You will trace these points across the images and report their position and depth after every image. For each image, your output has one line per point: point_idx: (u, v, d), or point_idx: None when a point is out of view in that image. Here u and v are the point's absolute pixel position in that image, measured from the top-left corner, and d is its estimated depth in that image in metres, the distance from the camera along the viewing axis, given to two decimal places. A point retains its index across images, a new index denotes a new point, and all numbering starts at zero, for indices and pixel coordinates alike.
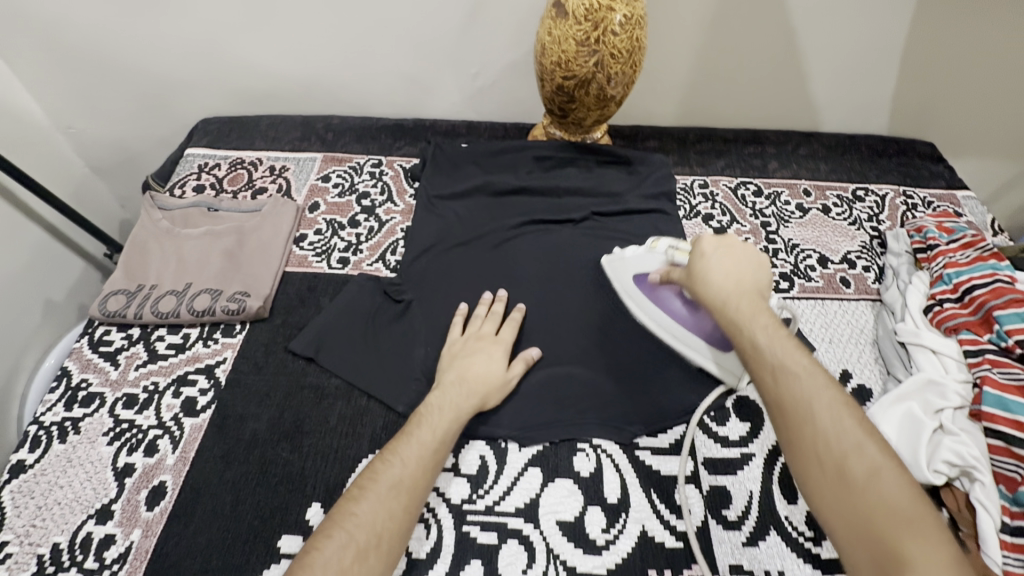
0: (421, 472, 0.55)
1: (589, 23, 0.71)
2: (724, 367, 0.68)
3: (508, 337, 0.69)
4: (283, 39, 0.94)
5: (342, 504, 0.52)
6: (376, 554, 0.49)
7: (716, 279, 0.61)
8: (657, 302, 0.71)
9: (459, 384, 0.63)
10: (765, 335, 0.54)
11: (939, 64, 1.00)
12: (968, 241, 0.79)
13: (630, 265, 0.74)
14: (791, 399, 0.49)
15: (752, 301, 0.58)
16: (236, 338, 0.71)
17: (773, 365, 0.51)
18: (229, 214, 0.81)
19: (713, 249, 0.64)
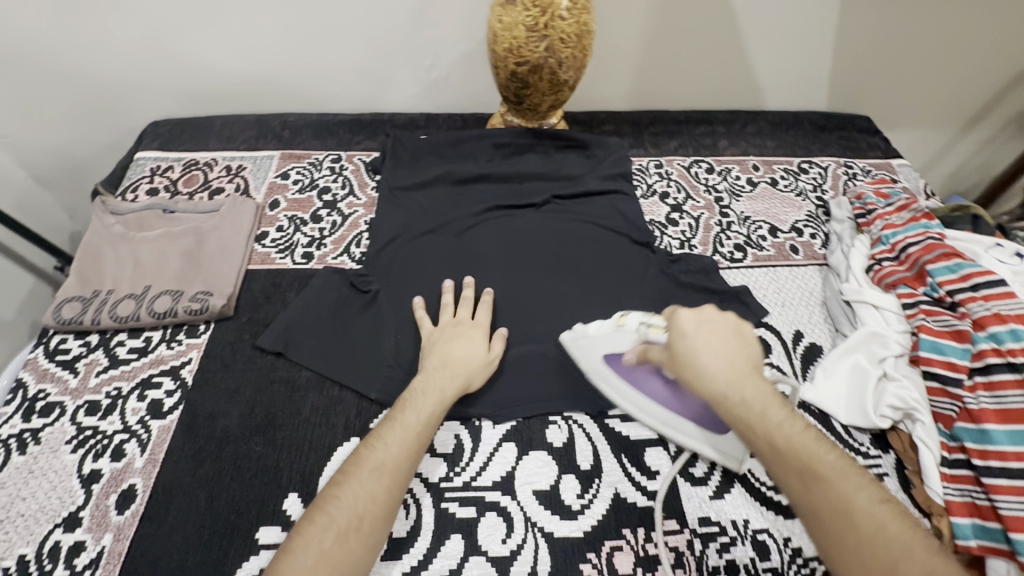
0: (405, 455, 0.56)
1: (537, 10, 0.73)
2: (722, 450, 0.63)
3: (485, 322, 0.70)
4: (232, 36, 0.93)
5: (329, 488, 0.54)
6: (355, 537, 0.51)
7: (710, 364, 0.56)
8: (636, 386, 0.65)
9: (441, 368, 0.64)
10: (785, 429, 0.53)
11: (869, 41, 1.06)
12: (903, 204, 0.85)
13: (598, 344, 0.66)
14: (828, 503, 0.49)
15: (755, 386, 0.55)
16: (201, 339, 0.70)
17: (800, 465, 0.51)
18: (186, 216, 0.80)
19: (693, 328, 0.59)
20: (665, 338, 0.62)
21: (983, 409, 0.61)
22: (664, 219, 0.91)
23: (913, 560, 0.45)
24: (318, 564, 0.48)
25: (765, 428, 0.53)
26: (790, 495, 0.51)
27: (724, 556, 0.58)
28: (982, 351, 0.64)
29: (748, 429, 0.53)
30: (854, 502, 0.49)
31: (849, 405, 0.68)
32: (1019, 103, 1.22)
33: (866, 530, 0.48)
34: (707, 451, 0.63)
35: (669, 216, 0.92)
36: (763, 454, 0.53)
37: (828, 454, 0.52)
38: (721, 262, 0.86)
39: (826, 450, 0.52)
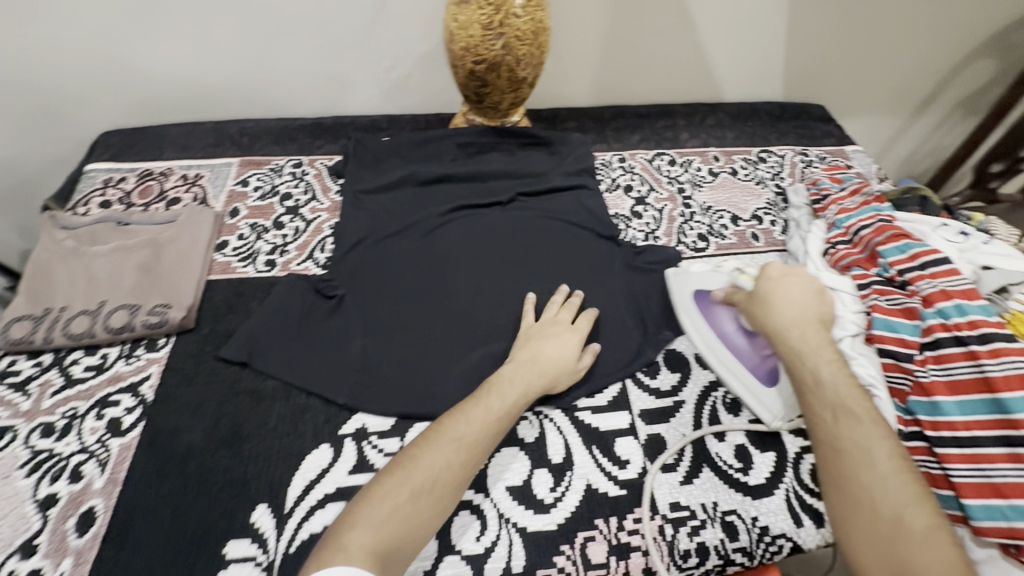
0: (484, 437, 0.58)
1: (491, 8, 0.73)
2: (760, 401, 0.68)
3: (583, 327, 0.71)
4: (182, 41, 0.90)
5: (412, 448, 0.56)
6: (427, 499, 0.53)
7: (781, 305, 0.66)
8: (711, 320, 0.73)
9: (532, 365, 0.65)
10: (829, 373, 0.60)
11: (819, 32, 1.10)
12: (855, 188, 0.88)
13: (692, 279, 0.76)
14: (851, 441, 0.55)
15: (817, 333, 0.64)
16: (161, 353, 0.68)
17: (835, 402, 0.58)
18: (141, 227, 0.78)
19: (779, 275, 0.69)
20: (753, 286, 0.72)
21: (933, 382, 0.64)
22: (628, 212, 0.93)
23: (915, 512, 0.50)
24: (392, 515, 0.51)
25: (811, 368, 0.61)
26: (815, 424, 0.58)
27: (694, 539, 0.59)
28: (930, 326, 0.66)
29: (797, 363, 0.62)
30: (875, 447, 0.54)
31: None
32: (965, 88, 1.27)
33: (881, 475, 0.53)
34: (744, 395, 0.69)
35: (633, 209, 0.93)
36: (803, 386, 0.61)
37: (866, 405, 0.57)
38: (685, 252, 0.88)
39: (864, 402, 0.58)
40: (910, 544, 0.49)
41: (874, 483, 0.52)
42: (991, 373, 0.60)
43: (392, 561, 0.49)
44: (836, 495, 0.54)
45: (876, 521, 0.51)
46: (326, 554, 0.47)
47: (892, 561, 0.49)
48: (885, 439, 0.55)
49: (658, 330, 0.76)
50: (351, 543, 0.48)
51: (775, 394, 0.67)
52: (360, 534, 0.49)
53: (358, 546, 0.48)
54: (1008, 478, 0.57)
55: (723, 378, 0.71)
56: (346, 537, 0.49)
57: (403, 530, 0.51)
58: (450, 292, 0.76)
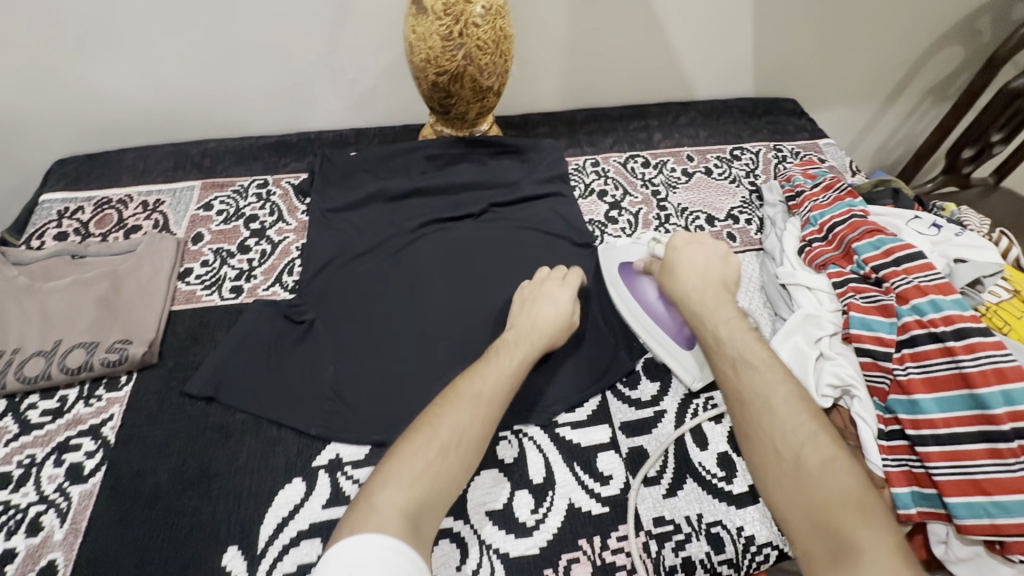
0: (501, 392, 0.60)
1: (450, 18, 0.71)
2: (680, 364, 0.70)
3: (575, 283, 0.74)
4: (135, 63, 0.87)
5: (432, 410, 0.58)
6: (455, 452, 0.55)
7: (685, 271, 0.69)
8: (633, 290, 0.75)
9: (530, 328, 0.67)
10: (729, 331, 0.63)
11: (786, 27, 1.09)
12: (829, 183, 0.87)
13: (619, 253, 0.79)
14: (751, 390, 0.57)
15: (718, 295, 0.67)
16: (123, 391, 0.65)
17: (735, 355, 0.61)
18: (99, 259, 0.75)
19: (682, 244, 0.72)
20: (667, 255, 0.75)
21: (912, 379, 0.63)
22: (603, 217, 0.91)
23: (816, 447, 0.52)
24: (422, 473, 0.52)
25: (713, 327, 0.64)
26: (721, 380, 0.61)
27: (680, 554, 0.58)
28: (907, 325, 0.66)
29: (700, 324, 0.65)
30: (772, 392, 0.57)
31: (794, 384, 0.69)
32: (934, 75, 1.28)
33: (779, 418, 0.55)
34: (666, 359, 0.71)
35: (608, 214, 0.92)
36: (706, 345, 0.64)
37: (763, 354, 0.60)
38: None
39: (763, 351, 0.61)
40: (812, 480, 0.50)
41: (773, 426, 0.55)
42: (967, 369, 0.61)
43: (422, 519, 0.50)
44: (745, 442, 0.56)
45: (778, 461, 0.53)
46: (360, 515, 0.49)
47: (801, 496, 0.50)
48: (780, 383, 0.57)
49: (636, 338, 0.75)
50: (383, 503, 0.50)
51: (692, 357, 0.71)
52: (391, 495, 0.51)
53: (389, 505, 0.50)
54: (988, 474, 0.58)
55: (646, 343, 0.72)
56: (378, 497, 0.50)
57: (434, 487, 0.52)
58: (423, 311, 0.74)
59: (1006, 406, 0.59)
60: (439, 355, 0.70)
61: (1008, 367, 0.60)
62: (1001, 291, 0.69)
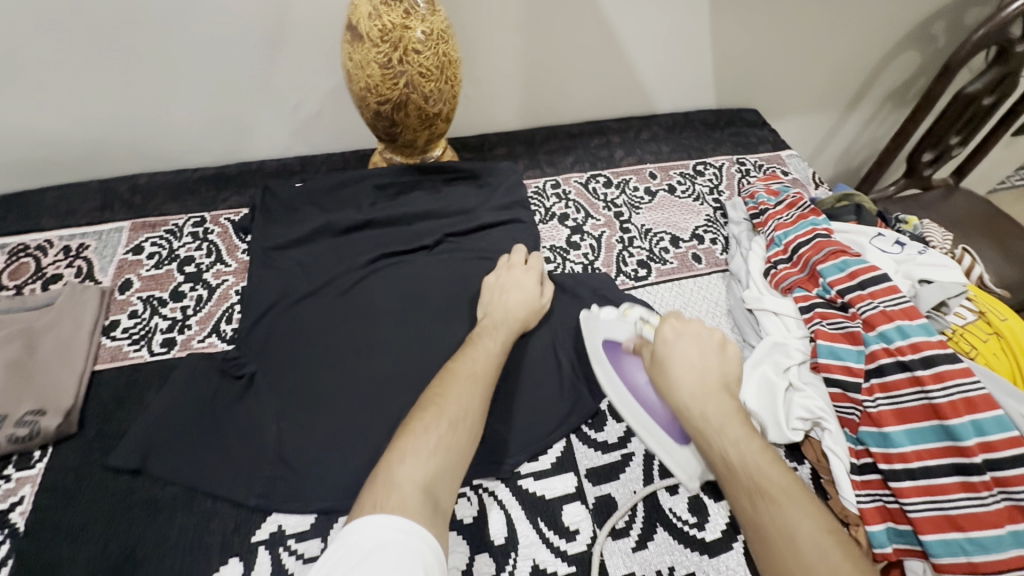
0: (492, 369, 0.62)
1: (387, 45, 0.67)
2: (675, 463, 0.62)
3: (538, 265, 0.76)
4: (50, 96, 0.80)
5: (433, 391, 0.58)
6: (464, 426, 0.56)
7: (681, 374, 0.59)
8: (621, 374, 0.67)
9: (506, 311, 0.69)
10: (737, 448, 0.54)
11: (744, 39, 1.08)
12: (792, 201, 0.85)
13: (601, 328, 0.68)
14: (772, 528, 0.48)
15: (721, 399, 0.57)
16: (36, 469, 0.59)
17: (749, 483, 0.51)
18: (10, 316, 0.69)
19: (674, 335, 0.61)
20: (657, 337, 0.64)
21: (882, 412, 0.61)
22: (565, 243, 0.88)
23: None
24: (436, 447, 0.53)
25: (719, 443, 0.54)
26: (739, 513, 0.51)
27: None
28: (874, 353, 0.64)
29: (703, 441, 0.56)
30: (801, 533, 0.47)
31: (765, 416, 0.66)
32: (892, 80, 1.28)
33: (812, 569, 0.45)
34: (660, 457, 0.63)
35: (570, 239, 0.88)
36: (716, 468, 0.54)
37: (782, 478, 0.51)
38: (625, 283, 0.83)
39: (782, 474, 0.51)
40: None
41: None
42: (937, 400, 0.59)
43: (439, 495, 0.51)
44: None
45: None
46: (380, 491, 0.49)
47: None
48: (808, 519, 0.48)
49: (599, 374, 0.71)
50: (403, 478, 0.50)
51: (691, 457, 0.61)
52: (409, 469, 0.51)
53: (410, 481, 0.50)
54: (963, 510, 0.55)
55: (640, 436, 0.65)
56: (397, 473, 0.50)
57: (447, 459, 0.53)
58: (373, 357, 0.69)
59: (977, 437, 0.57)
60: (391, 406, 0.65)
61: (977, 396, 0.58)
62: (966, 312, 0.69)
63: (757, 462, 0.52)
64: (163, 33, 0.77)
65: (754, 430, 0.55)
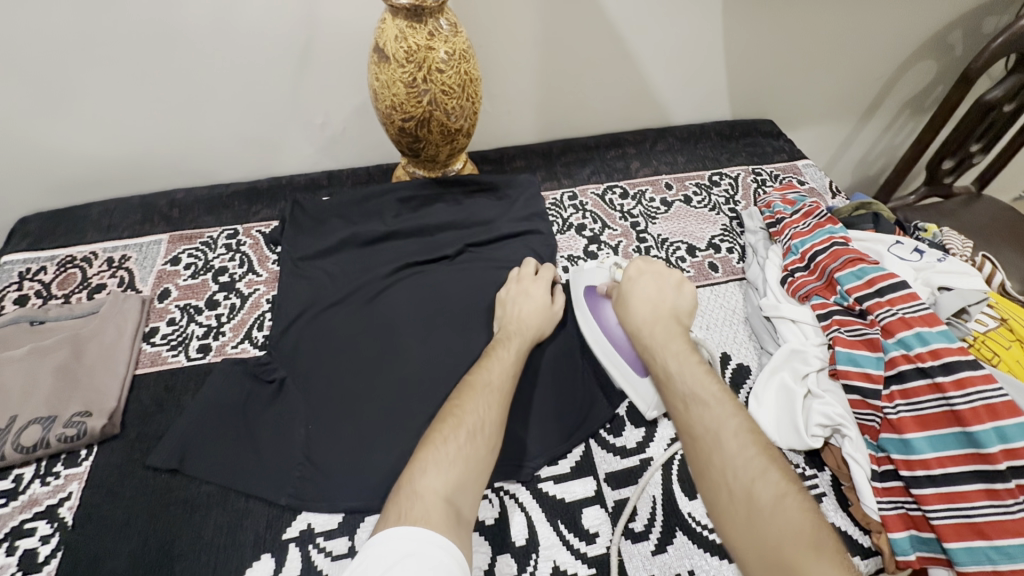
0: (508, 379, 0.64)
1: (412, 65, 0.70)
2: (637, 392, 0.69)
3: (548, 275, 0.78)
4: (96, 117, 0.86)
5: (452, 403, 0.60)
6: (482, 436, 0.57)
7: (637, 302, 0.69)
8: (597, 315, 0.74)
9: (520, 320, 0.71)
10: (678, 365, 0.61)
11: (757, 52, 1.09)
12: (808, 210, 0.86)
13: (583, 276, 0.79)
14: (700, 423, 0.54)
15: (668, 326, 0.66)
16: (82, 466, 0.62)
17: (685, 392, 0.58)
18: (59, 324, 0.73)
19: (637, 273, 0.72)
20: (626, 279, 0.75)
21: (902, 418, 0.61)
22: (582, 253, 0.90)
23: (762, 478, 0.49)
24: (456, 458, 0.55)
25: (664, 360, 0.62)
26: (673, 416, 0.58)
27: None
28: (893, 359, 0.64)
29: (651, 359, 0.64)
30: (722, 425, 0.53)
31: (785, 423, 0.67)
32: (909, 89, 1.28)
33: (726, 449, 0.52)
34: (624, 386, 0.69)
35: (587, 248, 0.90)
36: (658, 380, 0.62)
37: (713, 387, 0.57)
38: None
39: (711, 383, 0.58)
40: (765, 520, 0.46)
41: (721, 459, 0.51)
42: (958, 407, 0.59)
43: (461, 505, 0.52)
44: (704, 481, 0.52)
45: (733, 504, 0.49)
46: (405, 503, 0.50)
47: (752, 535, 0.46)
48: (731, 416, 0.54)
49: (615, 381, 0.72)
50: (425, 489, 0.52)
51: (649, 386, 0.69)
52: (431, 480, 0.52)
53: (432, 491, 0.52)
54: (988, 517, 0.55)
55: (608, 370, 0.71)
56: (419, 484, 0.52)
57: (468, 468, 0.55)
58: (396, 362, 0.72)
59: (1002, 444, 0.56)
60: (414, 410, 0.67)
61: (999, 403, 0.57)
62: (988, 318, 0.68)
63: (693, 375, 0.59)
64: (201, 58, 0.82)
65: (696, 353, 0.63)
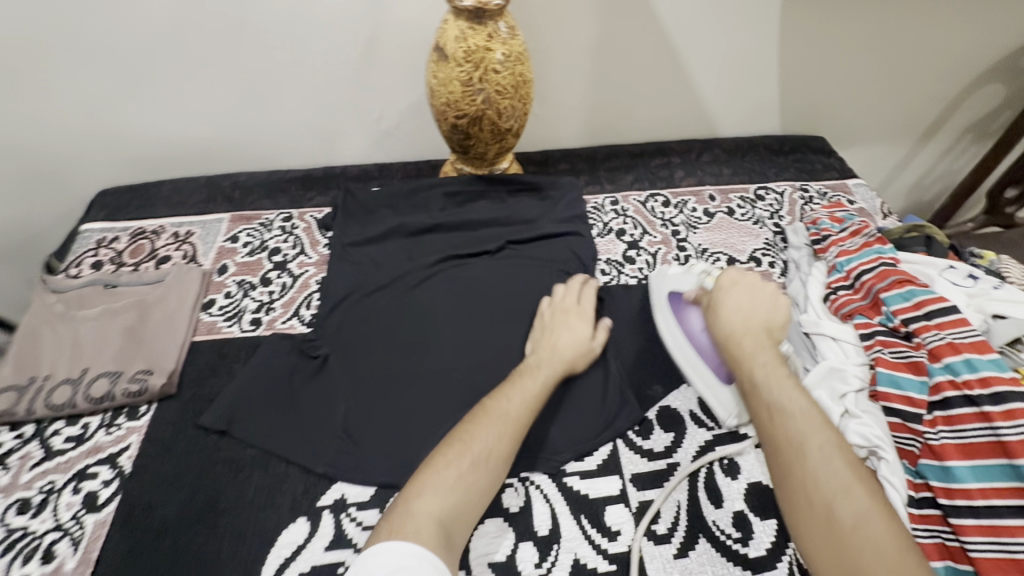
0: (527, 411, 0.63)
1: (470, 64, 0.73)
2: (716, 399, 0.70)
3: (590, 306, 0.76)
4: (174, 101, 0.92)
5: (464, 427, 0.61)
6: (486, 467, 0.58)
7: (729, 310, 0.69)
8: (681, 321, 0.76)
9: (552, 350, 0.70)
10: (766, 375, 0.62)
11: (811, 67, 1.08)
12: (857, 228, 0.85)
13: (669, 281, 0.80)
14: (786, 438, 0.56)
15: (758, 337, 0.66)
16: (142, 420, 0.68)
17: (771, 403, 0.59)
18: (130, 289, 0.79)
19: (729, 283, 0.72)
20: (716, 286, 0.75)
21: (945, 445, 0.60)
22: (621, 257, 0.90)
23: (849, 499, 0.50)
24: (455, 483, 0.56)
25: (751, 370, 0.63)
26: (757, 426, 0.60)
27: None
28: (939, 384, 0.62)
29: (737, 369, 0.65)
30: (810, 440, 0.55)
31: None
32: (972, 113, 1.23)
33: (814, 466, 0.53)
34: (704, 392, 0.71)
35: (625, 253, 0.91)
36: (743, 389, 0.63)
37: (803, 401, 0.58)
38: None
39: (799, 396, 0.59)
40: (850, 545, 0.48)
41: (807, 475, 0.53)
42: (1006, 437, 0.56)
43: (454, 530, 0.54)
44: (785, 494, 0.54)
45: (816, 521, 0.51)
46: (397, 521, 0.52)
47: (835, 557, 0.48)
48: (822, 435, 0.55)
49: (647, 385, 0.73)
50: (420, 511, 0.53)
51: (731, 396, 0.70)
52: (427, 502, 0.54)
53: (425, 513, 0.53)
54: None
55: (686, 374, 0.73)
56: (413, 505, 0.54)
57: (467, 496, 0.55)
58: (433, 349, 0.74)
59: None
60: (449, 396, 0.70)
61: None
62: None
63: (781, 387, 0.60)
64: (272, 49, 0.88)
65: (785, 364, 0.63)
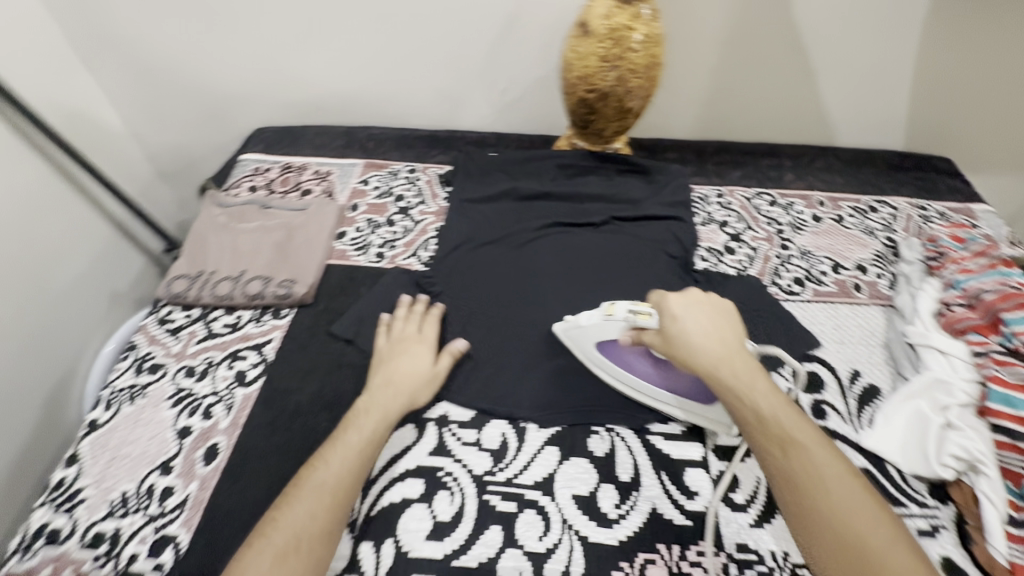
0: (349, 475, 0.58)
1: (610, 42, 0.78)
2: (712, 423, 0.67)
3: (430, 333, 0.73)
4: (332, 55, 1.04)
5: (273, 513, 0.55)
6: (294, 555, 0.52)
7: (697, 344, 0.59)
8: (628, 368, 0.69)
9: (386, 387, 0.66)
10: (769, 404, 0.55)
11: (950, 83, 1.03)
12: (980, 250, 0.81)
13: (590, 333, 0.70)
14: (803, 473, 0.52)
15: (740, 364, 0.58)
16: (283, 320, 0.78)
17: (781, 434, 0.53)
18: (280, 212, 0.90)
19: (679, 310, 0.61)
20: (651, 322, 0.64)
21: None
22: (721, 247, 0.92)
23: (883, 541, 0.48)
24: None
25: (750, 399, 0.55)
26: (765, 459, 0.54)
27: None
28: None
29: (733, 399, 0.56)
30: (827, 474, 0.51)
31: (908, 448, 0.67)
32: None
33: (839, 502, 0.50)
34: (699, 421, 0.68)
35: (726, 244, 0.93)
36: (742, 419, 0.56)
37: (807, 429, 0.54)
38: (777, 293, 0.86)
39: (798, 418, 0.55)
40: None
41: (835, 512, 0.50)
42: None
43: None
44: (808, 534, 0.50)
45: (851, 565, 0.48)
46: None
47: None
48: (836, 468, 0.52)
49: None
50: None
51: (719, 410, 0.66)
52: None
53: None
54: None
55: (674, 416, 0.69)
56: None
57: None
58: (535, 302, 0.80)
59: None
60: (547, 345, 0.75)
61: None
62: None
63: (789, 417, 0.54)
64: (423, 15, 0.97)
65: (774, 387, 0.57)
